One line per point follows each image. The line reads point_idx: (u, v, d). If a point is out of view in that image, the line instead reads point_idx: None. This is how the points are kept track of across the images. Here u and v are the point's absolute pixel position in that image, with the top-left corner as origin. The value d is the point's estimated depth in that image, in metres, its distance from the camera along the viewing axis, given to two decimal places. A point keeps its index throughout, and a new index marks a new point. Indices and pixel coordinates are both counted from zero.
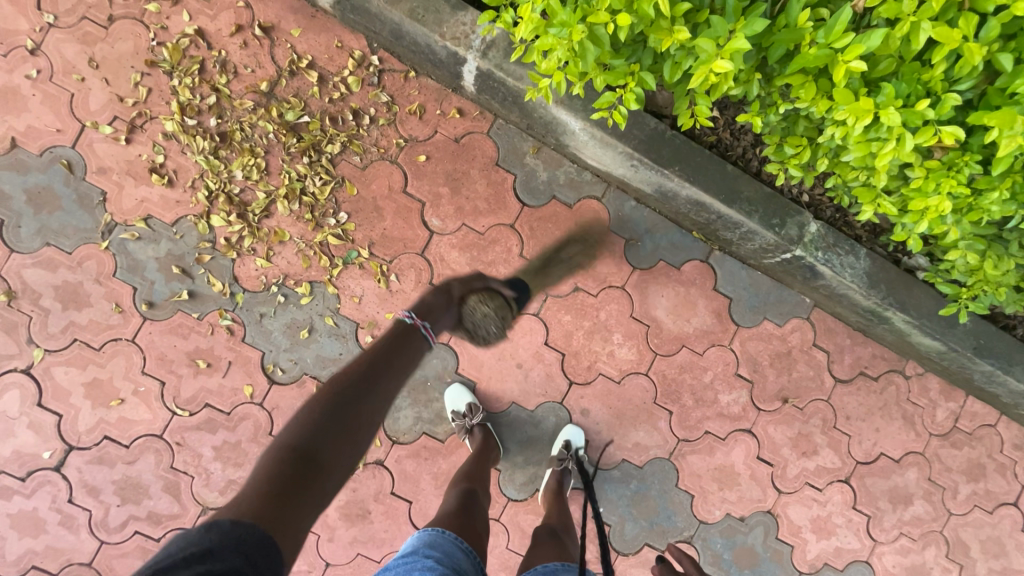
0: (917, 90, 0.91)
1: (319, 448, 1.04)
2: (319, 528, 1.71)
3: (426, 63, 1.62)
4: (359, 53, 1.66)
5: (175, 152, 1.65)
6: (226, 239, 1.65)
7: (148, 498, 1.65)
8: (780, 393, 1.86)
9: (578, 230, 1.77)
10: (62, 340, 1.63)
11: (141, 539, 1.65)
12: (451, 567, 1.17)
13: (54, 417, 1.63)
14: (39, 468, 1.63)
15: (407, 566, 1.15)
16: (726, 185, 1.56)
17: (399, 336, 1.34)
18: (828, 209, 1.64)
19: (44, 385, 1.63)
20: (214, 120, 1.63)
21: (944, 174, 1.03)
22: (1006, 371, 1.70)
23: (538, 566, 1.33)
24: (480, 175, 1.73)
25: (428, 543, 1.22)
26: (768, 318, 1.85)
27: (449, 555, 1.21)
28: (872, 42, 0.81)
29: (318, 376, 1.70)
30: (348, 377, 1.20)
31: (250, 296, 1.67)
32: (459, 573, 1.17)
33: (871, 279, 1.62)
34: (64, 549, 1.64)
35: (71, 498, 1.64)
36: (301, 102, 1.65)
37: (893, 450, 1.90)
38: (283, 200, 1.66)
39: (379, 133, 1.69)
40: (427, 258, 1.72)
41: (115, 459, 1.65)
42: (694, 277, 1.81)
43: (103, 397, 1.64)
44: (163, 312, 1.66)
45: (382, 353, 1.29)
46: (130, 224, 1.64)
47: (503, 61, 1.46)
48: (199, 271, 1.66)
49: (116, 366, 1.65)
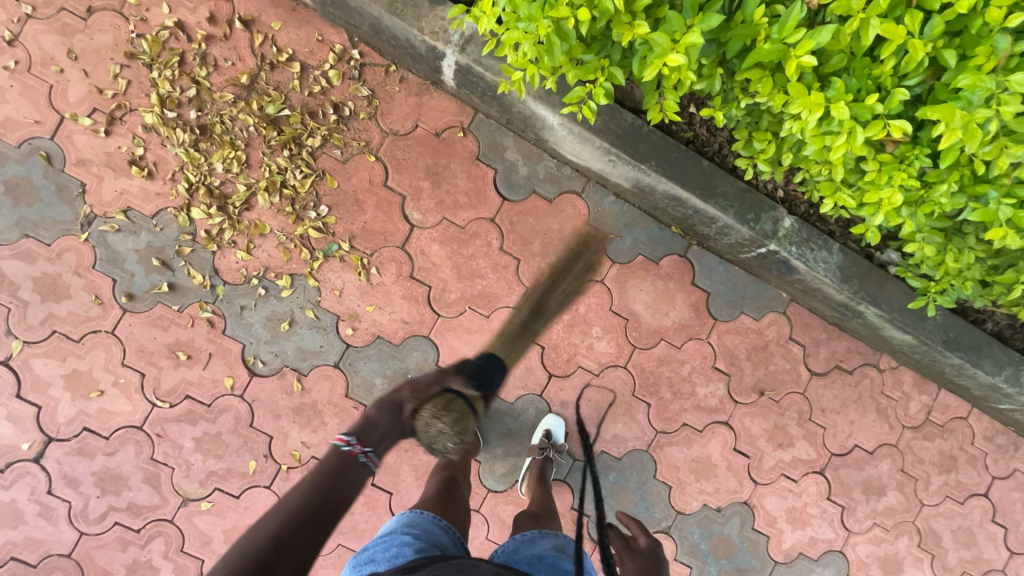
0: (868, 85, 0.94)
1: (274, 564, 1.03)
2: None
3: (406, 58, 1.64)
4: (339, 47, 1.67)
5: (154, 145, 1.65)
6: (207, 232, 1.66)
7: (128, 489, 1.66)
8: (757, 386, 1.89)
9: (558, 224, 1.78)
10: (41, 331, 1.63)
11: (122, 531, 1.66)
12: (429, 541, 1.19)
13: (32, 410, 1.63)
14: (18, 459, 1.63)
15: (385, 545, 1.17)
16: (700, 180, 1.58)
17: (337, 471, 1.29)
18: (801, 204, 1.67)
19: (22, 377, 1.63)
20: (194, 113, 1.64)
21: (899, 168, 1.06)
22: (974, 364, 1.74)
23: (517, 537, 1.36)
24: (460, 170, 1.74)
25: (406, 523, 1.24)
26: (745, 311, 1.87)
27: (427, 532, 1.23)
28: (821, 37, 0.84)
29: (299, 368, 1.71)
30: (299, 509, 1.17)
31: (231, 289, 1.68)
32: (437, 546, 1.19)
33: (843, 273, 1.66)
34: (44, 541, 1.64)
35: (50, 490, 1.64)
36: (281, 96, 1.66)
37: (867, 442, 1.94)
38: (264, 193, 1.66)
39: (360, 127, 1.70)
40: (408, 252, 1.74)
41: (95, 451, 1.65)
42: (672, 272, 1.84)
43: (82, 388, 1.65)
44: (143, 304, 1.66)
45: (324, 482, 1.25)
46: (109, 216, 1.64)
47: (480, 56, 1.47)
48: (179, 264, 1.66)
49: (96, 358, 1.65)
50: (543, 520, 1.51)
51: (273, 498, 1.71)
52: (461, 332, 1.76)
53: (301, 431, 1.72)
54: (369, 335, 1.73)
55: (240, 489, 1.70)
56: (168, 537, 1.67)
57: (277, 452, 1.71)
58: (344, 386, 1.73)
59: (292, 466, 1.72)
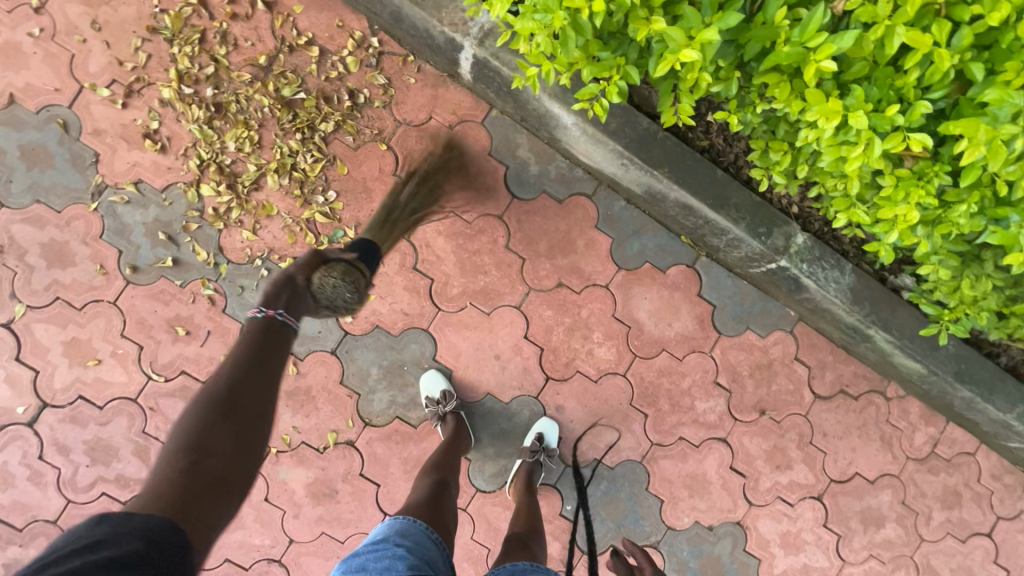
0: (890, 95, 0.91)
1: (235, 398, 1.13)
2: (285, 504, 1.71)
3: (425, 48, 1.63)
4: (359, 34, 1.67)
5: (169, 119, 1.66)
6: (214, 209, 1.66)
7: (118, 460, 1.66)
8: (758, 404, 1.85)
9: (566, 226, 1.76)
10: (44, 297, 1.64)
11: (108, 502, 1.66)
12: (422, 558, 1.14)
13: (30, 374, 1.64)
14: (12, 422, 1.64)
15: (377, 553, 1.12)
16: (713, 189, 1.55)
17: (261, 333, 1.26)
18: (816, 222, 1.63)
19: (23, 341, 1.64)
20: (211, 90, 1.64)
21: (917, 185, 1.03)
22: (985, 399, 1.68)
23: (507, 565, 1.29)
24: (471, 164, 1.73)
25: (399, 532, 1.19)
26: (750, 328, 1.84)
27: (419, 545, 1.18)
28: (844, 42, 0.81)
29: (296, 352, 1.70)
30: (225, 375, 1.17)
31: (234, 268, 1.68)
32: (428, 563, 1.14)
33: (854, 294, 1.61)
34: (31, 505, 1.65)
35: (42, 455, 1.65)
36: (297, 79, 1.66)
37: (868, 471, 1.89)
38: (274, 174, 1.66)
39: (374, 115, 1.69)
40: (413, 243, 1.73)
41: (88, 420, 1.65)
42: (679, 282, 1.80)
43: (80, 357, 1.65)
44: (146, 277, 1.66)
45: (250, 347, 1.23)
46: (120, 187, 1.65)
47: (498, 49, 1.46)
48: (185, 239, 1.66)
49: (96, 327, 1.66)
50: (527, 526, 1.48)
51: (260, 480, 1.70)
52: (461, 328, 1.75)
53: (293, 415, 1.71)
54: (367, 324, 1.72)
55: None
56: None
57: None
58: (339, 373, 1.72)
59: (282, 450, 1.71)
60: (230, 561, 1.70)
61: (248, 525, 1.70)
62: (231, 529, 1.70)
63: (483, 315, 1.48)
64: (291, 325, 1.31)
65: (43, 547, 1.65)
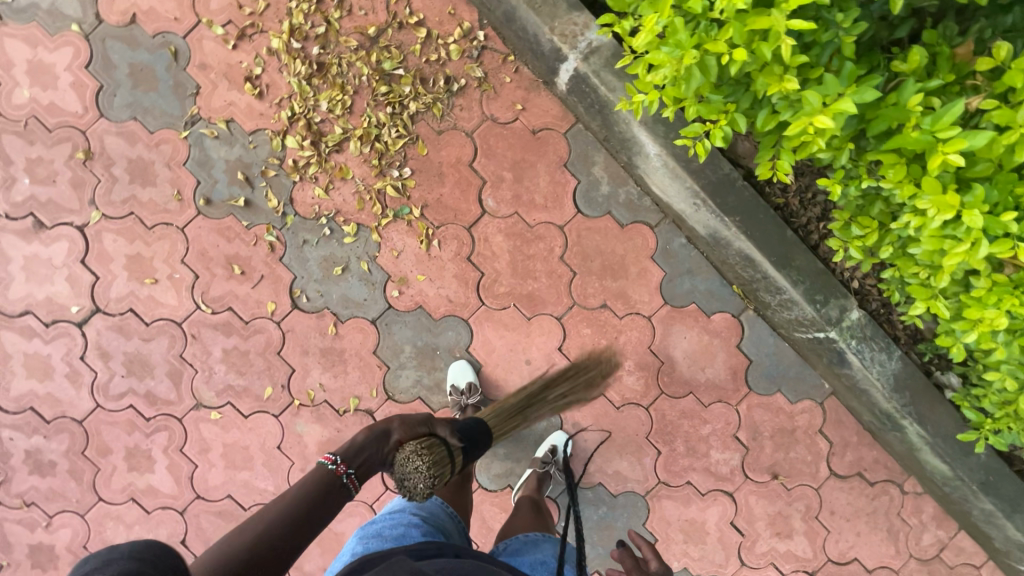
0: (1006, 201, 0.91)
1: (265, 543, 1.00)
2: (295, 455, 1.76)
3: (528, 52, 1.67)
4: (467, 25, 1.71)
5: (272, 69, 1.72)
6: (294, 162, 1.72)
7: (151, 378, 1.72)
8: (772, 467, 1.84)
9: (623, 250, 1.78)
10: (120, 209, 1.72)
11: (133, 415, 1.72)
12: (435, 526, 1.23)
13: (91, 278, 1.71)
14: (63, 319, 1.72)
15: (395, 521, 1.21)
16: (781, 248, 1.55)
17: (320, 491, 1.14)
18: (874, 301, 1.62)
19: (91, 246, 1.71)
20: (317, 50, 1.70)
21: (1008, 292, 1.02)
22: (1006, 516, 1.64)
23: (519, 537, 1.40)
24: (545, 172, 1.76)
25: (416, 505, 1.28)
26: (781, 390, 1.83)
27: (434, 515, 1.27)
28: (977, 141, 0.82)
29: (338, 314, 1.75)
30: (263, 518, 1.05)
31: (299, 221, 1.73)
32: (443, 532, 1.24)
33: (898, 382, 1.60)
34: (63, 401, 1.72)
35: (83, 357, 1.72)
36: (400, 55, 1.71)
37: (867, 558, 1.86)
38: (357, 140, 1.71)
39: (464, 105, 1.73)
40: (472, 235, 1.76)
41: (133, 333, 1.72)
42: (721, 330, 1.81)
43: (140, 272, 1.72)
44: (216, 212, 1.73)
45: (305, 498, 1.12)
46: (212, 122, 1.72)
47: (602, 69, 1.49)
48: (260, 184, 1.72)
49: (160, 248, 1.72)
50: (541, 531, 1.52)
51: (277, 428, 1.75)
52: (499, 326, 1.77)
53: (322, 373, 1.75)
54: (412, 302, 1.76)
55: (250, 410, 1.74)
56: (172, 434, 1.73)
57: (294, 386, 1.75)
58: (374, 343, 1.76)
59: (304, 404, 1.75)
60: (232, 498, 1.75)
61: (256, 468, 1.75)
62: (240, 468, 1.75)
63: (441, 453, 1.19)
64: (353, 489, 1.19)
65: (65, 442, 1.72)
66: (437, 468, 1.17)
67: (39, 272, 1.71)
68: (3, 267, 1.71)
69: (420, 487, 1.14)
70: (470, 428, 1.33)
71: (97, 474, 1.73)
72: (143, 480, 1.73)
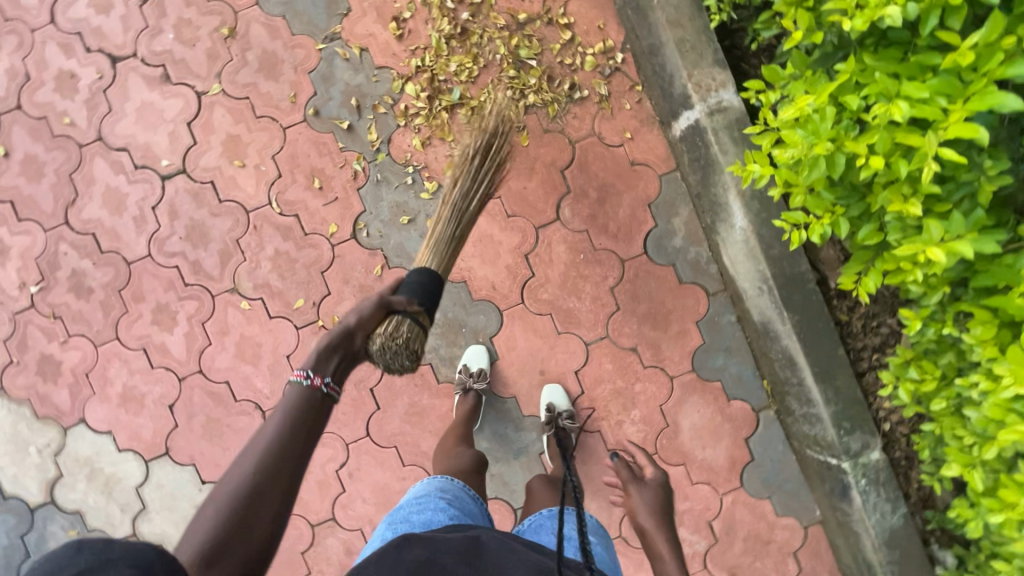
0: None
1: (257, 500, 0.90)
2: (298, 370, 1.81)
3: (657, 89, 1.70)
4: (609, 44, 1.75)
5: (420, 18, 1.80)
6: (405, 108, 1.79)
7: (203, 249, 1.81)
8: (733, 568, 1.79)
9: (672, 305, 1.78)
10: (238, 91, 1.82)
11: (175, 276, 1.81)
12: (461, 510, 1.29)
13: (189, 142, 1.82)
14: (151, 168, 1.82)
15: (420, 508, 1.27)
16: (827, 361, 1.54)
17: (305, 409, 1.02)
18: (898, 449, 1.58)
19: (201, 113, 1.82)
20: (466, 16, 1.77)
21: None
22: None
23: (544, 511, 1.39)
24: (628, 204, 1.78)
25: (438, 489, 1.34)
26: (771, 499, 1.78)
27: (458, 499, 1.32)
28: None
29: (389, 258, 1.80)
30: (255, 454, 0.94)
31: (388, 162, 1.80)
32: (468, 516, 1.29)
33: (891, 536, 1.56)
34: (121, 239, 1.82)
35: (154, 208, 1.82)
36: (538, 48, 1.76)
37: None
38: (469, 109, 1.77)
39: (578, 114, 1.77)
40: (538, 235, 1.79)
41: (204, 204, 1.81)
42: (736, 417, 1.78)
43: (232, 153, 1.82)
44: (319, 126, 1.81)
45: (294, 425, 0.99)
46: (348, 45, 1.81)
47: (722, 130, 1.53)
48: (368, 116, 1.80)
49: (258, 139, 1.82)
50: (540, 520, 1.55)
51: (292, 339, 1.81)
52: (528, 328, 1.80)
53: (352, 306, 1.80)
54: (458, 274, 1.80)
55: (276, 313, 1.80)
56: (200, 306, 1.81)
57: (323, 307, 1.80)
58: None
59: (325, 327, 1.80)
60: (227, 386, 1.81)
61: (259, 367, 1.81)
62: (245, 362, 1.81)
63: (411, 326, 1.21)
64: (335, 396, 1.07)
65: (108, 276, 1.82)
66: (414, 340, 1.21)
67: (149, 119, 1.83)
68: (120, 104, 1.84)
69: (404, 364, 1.20)
70: (422, 284, 1.30)
71: (124, 316, 1.82)
72: (160, 337, 1.82)
